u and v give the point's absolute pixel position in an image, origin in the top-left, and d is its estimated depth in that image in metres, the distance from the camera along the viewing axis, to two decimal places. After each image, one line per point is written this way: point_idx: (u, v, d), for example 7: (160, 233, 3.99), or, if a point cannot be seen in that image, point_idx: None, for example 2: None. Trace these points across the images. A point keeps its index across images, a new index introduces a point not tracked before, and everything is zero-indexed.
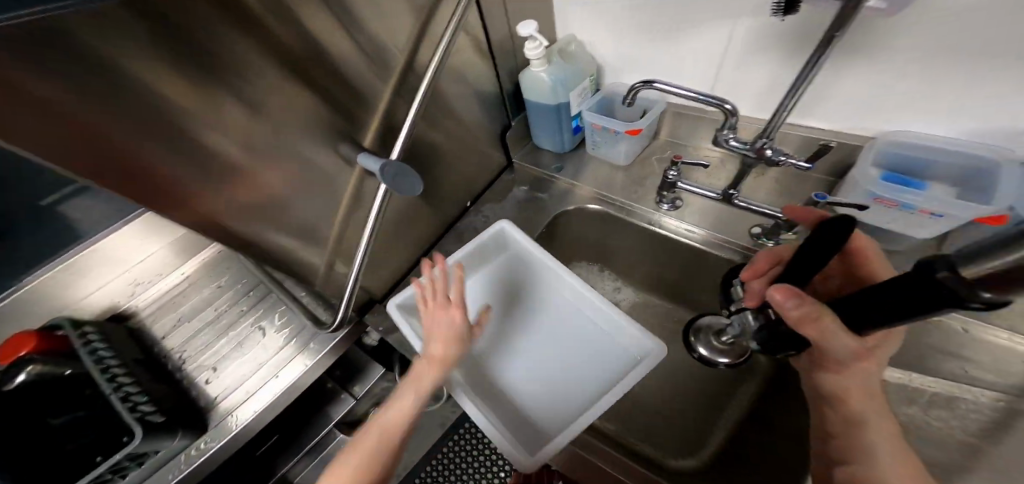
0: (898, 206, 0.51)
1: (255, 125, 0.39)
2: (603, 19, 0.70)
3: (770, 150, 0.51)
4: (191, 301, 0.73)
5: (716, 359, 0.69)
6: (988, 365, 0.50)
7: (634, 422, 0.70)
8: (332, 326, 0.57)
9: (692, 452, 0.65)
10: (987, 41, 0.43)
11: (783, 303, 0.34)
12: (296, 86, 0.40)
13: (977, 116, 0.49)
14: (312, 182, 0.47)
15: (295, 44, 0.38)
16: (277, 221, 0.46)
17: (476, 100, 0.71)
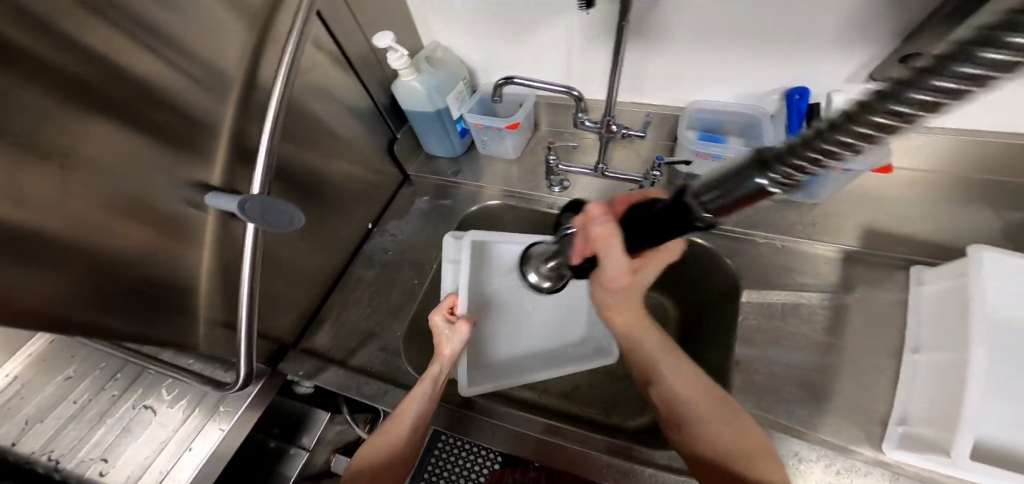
0: (711, 157, 0.65)
1: (68, 177, 0.35)
2: (456, 23, 0.74)
3: (615, 126, 0.59)
4: (35, 402, 0.62)
5: (542, 283, 0.67)
6: (811, 273, 0.63)
7: (594, 394, 0.74)
8: (238, 385, 0.52)
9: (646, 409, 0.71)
10: (737, 13, 0.56)
11: (592, 220, 0.42)
12: (109, 124, 0.38)
13: (754, 72, 0.63)
14: (161, 226, 0.44)
15: (97, 76, 0.36)
16: (127, 282, 0.42)
17: (351, 117, 0.71)
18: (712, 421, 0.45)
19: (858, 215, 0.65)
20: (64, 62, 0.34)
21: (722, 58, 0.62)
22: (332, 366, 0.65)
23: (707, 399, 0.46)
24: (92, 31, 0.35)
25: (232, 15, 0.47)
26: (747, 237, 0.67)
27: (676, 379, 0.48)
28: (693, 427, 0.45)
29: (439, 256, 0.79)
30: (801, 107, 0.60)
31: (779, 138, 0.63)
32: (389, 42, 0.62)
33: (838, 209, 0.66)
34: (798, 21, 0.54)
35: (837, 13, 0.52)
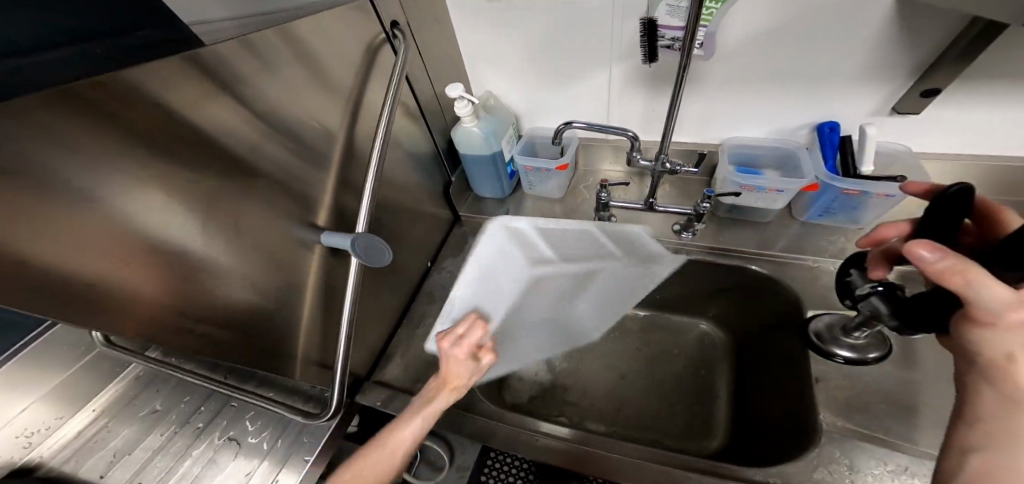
0: (755, 189, 0.69)
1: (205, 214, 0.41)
2: (506, 79, 0.84)
3: (669, 163, 0.65)
4: (121, 435, 0.64)
5: (866, 356, 0.58)
6: None
7: (653, 416, 0.74)
8: (326, 415, 0.53)
9: (710, 433, 0.70)
10: (773, 62, 0.63)
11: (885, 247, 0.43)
12: (241, 169, 0.44)
13: (790, 115, 0.69)
14: (272, 257, 0.50)
15: (240, 131, 0.43)
16: (238, 306, 0.46)
17: (415, 162, 0.78)
18: None
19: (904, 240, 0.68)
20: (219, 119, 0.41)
21: (757, 99, 0.69)
22: (403, 395, 0.67)
23: None
24: (244, 97, 0.42)
25: (337, 77, 0.55)
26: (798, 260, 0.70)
27: None
28: None
29: None
30: (833, 140, 0.66)
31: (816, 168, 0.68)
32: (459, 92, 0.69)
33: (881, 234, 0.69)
34: (830, 66, 0.61)
35: (862, 58, 0.59)
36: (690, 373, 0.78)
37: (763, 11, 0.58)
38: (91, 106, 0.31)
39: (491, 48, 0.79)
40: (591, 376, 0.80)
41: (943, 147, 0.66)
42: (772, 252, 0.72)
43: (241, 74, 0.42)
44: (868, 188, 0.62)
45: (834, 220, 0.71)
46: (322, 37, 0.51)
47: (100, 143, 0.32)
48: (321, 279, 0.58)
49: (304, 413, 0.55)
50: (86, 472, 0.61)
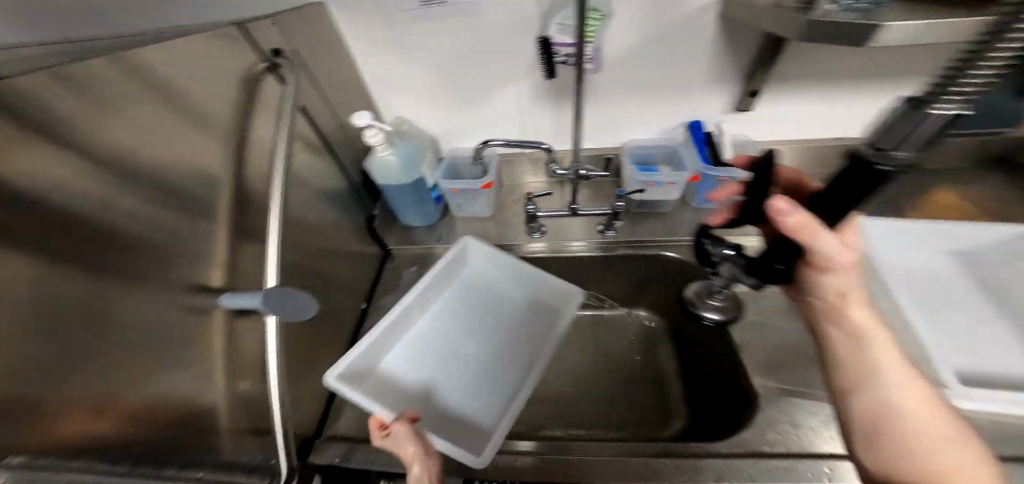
0: (655, 184, 0.78)
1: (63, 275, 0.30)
2: (412, 103, 0.82)
3: (583, 170, 0.70)
4: None
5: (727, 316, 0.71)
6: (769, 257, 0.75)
7: (618, 411, 0.77)
8: None
9: (672, 415, 0.76)
10: (647, 74, 0.73)
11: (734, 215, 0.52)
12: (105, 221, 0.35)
13: (669, 118, 0.81)
14: (165, 322, 0.40)
15: (96, 174, 0.34)
16: (129, 392, 0.35)
17: (327, 197, 0.72)
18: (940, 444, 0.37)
19: None
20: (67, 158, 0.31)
21: (641, 104, 0.78)
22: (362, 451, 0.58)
23: (935, 415, 0.39)
24: (97, 136, 0.34)
25: (216, 108, 0.48)
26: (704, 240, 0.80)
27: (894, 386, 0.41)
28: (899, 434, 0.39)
29: None
30: (700, 136, 0.78)
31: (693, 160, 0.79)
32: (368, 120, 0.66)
33: None
34: (684, 75, 0.73)
35: (710, 64, 0.71)
36: (642, 363, 0.84)
37: (629, 30, 0.67)
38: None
39: (392, 73, 0.77)
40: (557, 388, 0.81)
41: (781, 130, 0.82)
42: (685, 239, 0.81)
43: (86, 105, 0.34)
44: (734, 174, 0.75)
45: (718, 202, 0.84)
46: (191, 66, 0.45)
47: None
48: (232, 342, 0.49)
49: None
50: None
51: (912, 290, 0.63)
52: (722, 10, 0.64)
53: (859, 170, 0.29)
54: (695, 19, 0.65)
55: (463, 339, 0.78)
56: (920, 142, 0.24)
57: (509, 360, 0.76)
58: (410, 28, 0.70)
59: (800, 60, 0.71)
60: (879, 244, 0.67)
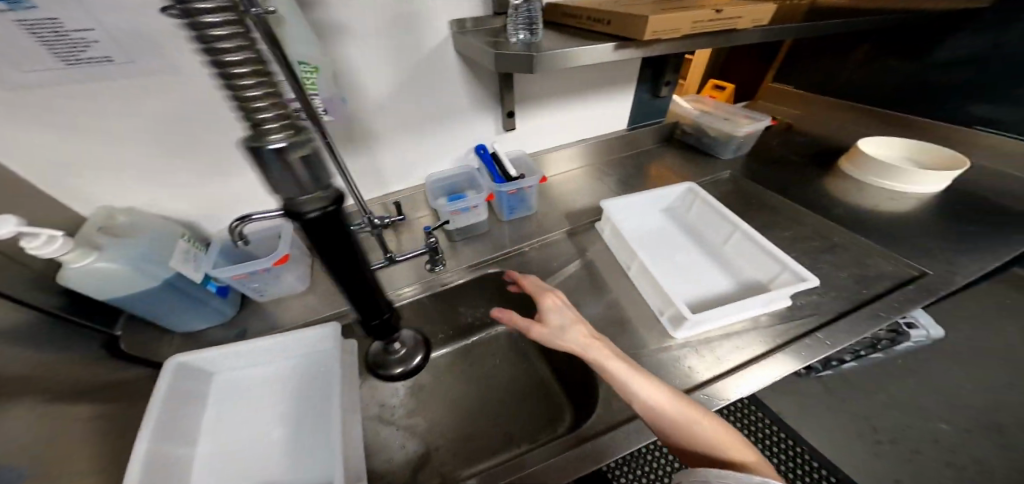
0: (461, 210, 0.83)
1: None
2: (136, 185, 0.63)
3: (375, 218, 0.63)
4: None
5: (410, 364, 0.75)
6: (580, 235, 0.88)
7: (511, 426, 0.78)
8: None
9: (553, 402, 0.81)
10: (415, 111, 0.77)
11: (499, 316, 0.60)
12: None
13: (451, 150, 0.87)
14: None
15: None
16: None
17: (25, 336, 0.48)
18: (699, 425, 0.49)
19: (568, 200, 0.97)
20: None
21: (421, 137, 0.82)
22: None
23: (687, 404, 0.51)
24: None
25: None
26: (526, 246, 0.87)
27: (653, 392, 0.51)
28: (685, 428, 0.49)
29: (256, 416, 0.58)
30: (486, 157, 0.86)
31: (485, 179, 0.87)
32: (15, 227, 0.44)
33: (559, 202, 0.97)
34: (439, 110, 0.80)
35: (467, 92, 0.80)
36: (512, 371, 0.88)
37: (381, 70, 0.69)
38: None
39: (78, 154, 0.57)
40: (449, 433, 0.77)
41: (544, 139, 0.98)
42: (512, 249, 0.85)
43: None
44: (521, 186, 0.84)
45: (519, 212, 0.93)
46: None
47: None
48: None
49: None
50: None
51: (649, 242, 0.83)
52: (455, 45, 0.73)
53: (310, 229, 0.41)
54: (437, 56, 0.73)
55: (268, 424, 0.57)
56: (310, 178, 0.37)
57: (315, 418, 0.58)
58: (86, 92, 0.54)
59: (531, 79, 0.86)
60: (624, 213, 0.87)
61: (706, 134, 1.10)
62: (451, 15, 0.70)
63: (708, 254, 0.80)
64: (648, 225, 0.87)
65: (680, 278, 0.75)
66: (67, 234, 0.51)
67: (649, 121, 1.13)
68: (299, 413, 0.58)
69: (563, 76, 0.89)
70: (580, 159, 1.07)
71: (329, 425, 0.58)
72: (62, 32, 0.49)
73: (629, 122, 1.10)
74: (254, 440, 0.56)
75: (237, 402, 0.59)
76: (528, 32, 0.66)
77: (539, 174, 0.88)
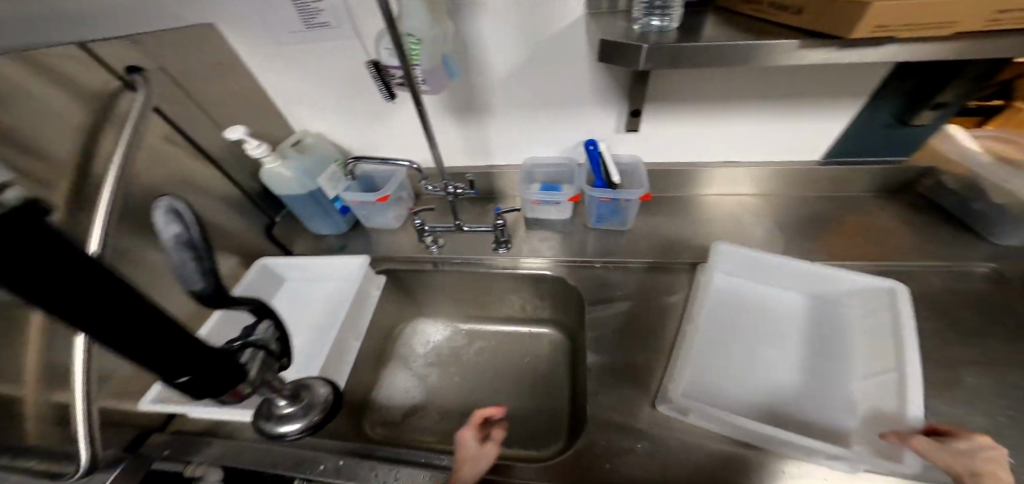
0: (541, 202, 0.80)
1: None
2: (314, 117, 0.86)
3: (452, 187, 0.76)
4: None
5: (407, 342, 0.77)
6: (666, 276, 0.72)
7: (507, 421, 0.76)
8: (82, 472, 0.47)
9: (557, 422, 0.74)
10: (533, 95, 0.75)
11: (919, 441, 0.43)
12: None
13: (558, 141, 0.83)
14: None
15: None
16: None
17: (222, 204, 0.76)
18: None
19: (678, 227, 0.80)
20: None
21: (532, 122, 0.79)
22: (208, 442, 0.60)
23: None
24: None
25: (76, 102, 0.55)
26: (604, 264, 0.76)
27: None
28: None
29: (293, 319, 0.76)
30: (594, 155, 0.74)
31: (586, 177, 0.82)
32: (242, 134, 0.67)
33: (666, 226, 0.80)
34: (560, 96, 0.74)
35: (591, 84, 0.71)
36: (540, 374, 0.83)
37: (503, 49, 0.68)
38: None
39: (279, 89, 0.80)
40: (459, 392, 0.82)
41: (681, 151, 0.81)
42: (583, 260, 0.78)
43: None
44: (616, 196, 0.73)
45: (609, 223, 0.81)
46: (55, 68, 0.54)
47: None
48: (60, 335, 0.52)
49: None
50: None
51: (750, 313, 0.67)
52: (586, 29, 0.63)
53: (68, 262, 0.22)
54: (564, 40, 0.65)
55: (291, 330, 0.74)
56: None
57: (318, 339, 0.71)
58: (303, 47, 0.72)
59: (675, 79, 0.68)
60: (745, 267, 0.71)
61: (980, 195, 0.69)
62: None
63: (813, 372, 0.59)
64: (770, 296, 0.69)
65: (741, 368, 0.61)
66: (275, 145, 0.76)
67: (868, 157, 0.78)
68: (310, 331, 0.73)
69: (739, 79, 0.67)
70: (728, 185, 0.84)
71: (319, 348, 0.69)
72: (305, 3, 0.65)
73: (827, 154, 0.79)
74: None
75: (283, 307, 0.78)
76: (662, 16, 0.52)
77: (647, 189, 0.73)
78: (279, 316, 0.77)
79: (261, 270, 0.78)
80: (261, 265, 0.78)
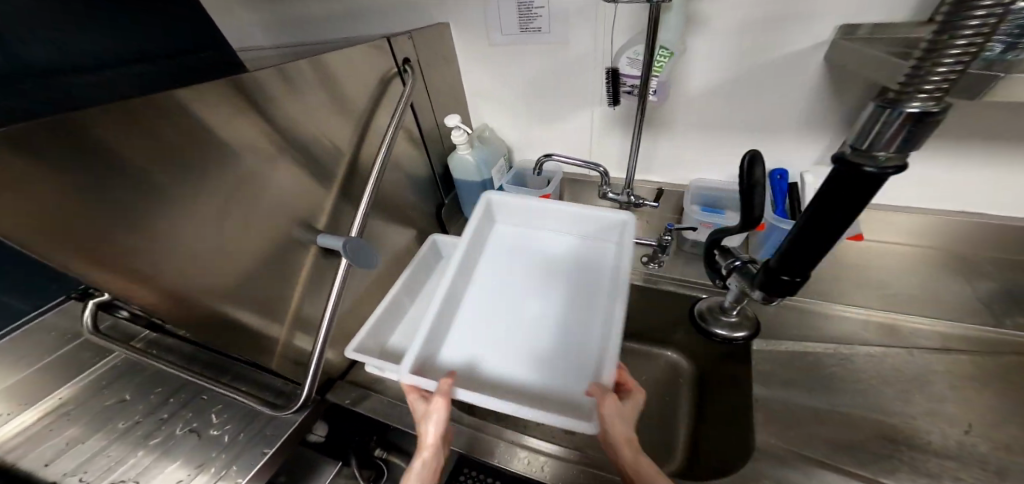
0: (714, 225, 0.75)
1: (217, 194, 0.48)
2: (493, 113, 0.93)
3: (634, 197, 0.74)
4: (72, 430, 0.58)
5: (734, 337, 0.65)
6: (858, 327, 0.64)
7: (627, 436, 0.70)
8: (295, 404, 0.54)
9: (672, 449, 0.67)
10: (725, 117, 0.75)
11: None
12: (242, 165, 0.50)
13: (731, 167, 0.81)
14: (267, 240, 0.55)
15: (252, 132, 0.51)
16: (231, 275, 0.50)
17: (415, 182, 0.84)
18: None
19: (875, 273, 0.70)
20: (241, 119, 0.49)
21: (726, 140, 0.78)
22: (375, 395, 0.66)
23: None
24: (266, 108, 0.52)
25: (354, 86, 0.66)
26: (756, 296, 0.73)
27: None
28: None
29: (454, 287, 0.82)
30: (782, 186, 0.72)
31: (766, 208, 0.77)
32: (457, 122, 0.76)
33: (861, 272, 0.71)
34: (752, 121, 0.74)
35: (806, 107, 0.69)
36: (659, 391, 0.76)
37: (717, 64, 0.69)
38: (155, 111, 0.40)
39: (475, 85, 0.90)
40: None
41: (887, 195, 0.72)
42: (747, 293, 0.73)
43: (283, 89, 0.54)
44: None
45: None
46: (352, 59, 0.65)
47: (150, 124, 0.40)
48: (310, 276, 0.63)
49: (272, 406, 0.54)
50: (33, 461, 0.55)
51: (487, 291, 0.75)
52: (827, 53, 0.62)
53: (843, 182, 0.30)
54: (793, 61, 0.65)
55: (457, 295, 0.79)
56: (896, 140, 0.26)
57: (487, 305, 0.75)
58: (511, 47, 0.80)
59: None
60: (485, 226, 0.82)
61: None
62: (843, 19, 0.59)
63: (583, 297, 0.73)
64: (601, 250, 0.78)
65: (530, 293, 0.75)
66: (468, 135, 0.83)
67: None
68: (476, 297, 0.77)
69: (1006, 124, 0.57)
70: None
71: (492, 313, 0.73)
72: (529, 9, 0.73)
73: None
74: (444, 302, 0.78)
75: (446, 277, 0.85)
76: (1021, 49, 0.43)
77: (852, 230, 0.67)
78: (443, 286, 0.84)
79: (423, 248, 0.86)
80: (424, 244, 0.87)
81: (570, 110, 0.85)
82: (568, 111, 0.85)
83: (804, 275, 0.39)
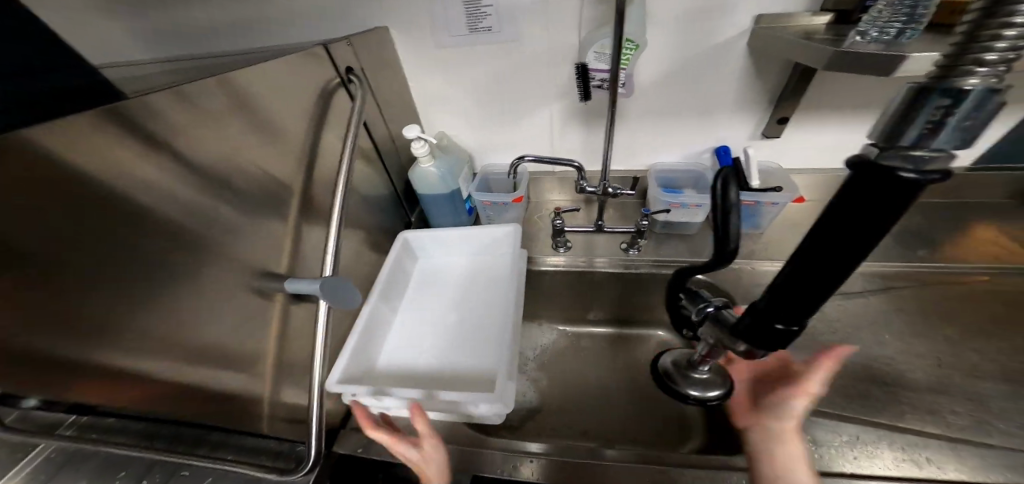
0: (680, 205, 0.80)
1: (158, 248, 0.39)
2: (446, 119, 0.89)
3: (610, 188, 0.76)
4: None
5: (709, 396, 0.67)
6: None
7: (643, 425, 0.72)
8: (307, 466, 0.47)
9: (691, 431, 0.70)
10: (675, 104, 0.80)
11: None
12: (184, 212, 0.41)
13: (685, 150, 0.87)
14: (228, 294, 0.47)
15: (189, 171, 0.42)
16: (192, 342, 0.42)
17: (376, 200, 0.78)
18: None
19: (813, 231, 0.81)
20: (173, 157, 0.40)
21: (678, 125, 0.83)
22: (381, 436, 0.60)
23: None
24: (202, 141, 0.44)
25: (297, 105, 0.58)
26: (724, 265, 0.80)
27: None
28: None
29: (434, 302, 0.79)
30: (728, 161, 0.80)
31: None
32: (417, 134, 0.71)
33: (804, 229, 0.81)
34: (699, 106, 0.79)
35: (742, 91, 0.76)
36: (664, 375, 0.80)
37: (664, 55, 0.73)
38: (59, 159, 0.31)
39: (423, 91, 0.85)
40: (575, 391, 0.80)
41: (810, 160, 0.84)
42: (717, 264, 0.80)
43: (218, 117, 0.46)
44: (760, 199, 0.77)
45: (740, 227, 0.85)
46: (291, 74, 0.57)
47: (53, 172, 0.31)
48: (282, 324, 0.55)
49: (279, 471, 0.47)
50: None
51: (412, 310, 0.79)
52: (748, 41, 0.69)
53: (870, 183, 0.27)
54: (727, 49, 0.71)
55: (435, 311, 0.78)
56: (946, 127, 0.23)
57: (466, 324, 0.75)
58: (458, 49, 0.76)
59: (836, 86, 0.73)
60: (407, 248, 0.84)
61: None
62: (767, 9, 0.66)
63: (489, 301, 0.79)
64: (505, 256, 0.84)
65: (449, 302, 0.79)
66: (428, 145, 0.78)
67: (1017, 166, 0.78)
68: (456, 316, 0.77)
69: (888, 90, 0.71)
70: None
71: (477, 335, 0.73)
72: (477, 8, 0.70)
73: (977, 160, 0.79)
74: (424, 321, 0.77)
75: (421, 289, 0.83)
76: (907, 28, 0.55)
77: (794, 192, 0.77)
78: (419, 297, 0.81)
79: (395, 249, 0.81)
80: (396, 243, 0.81)
81: (528, 110, 0.84)
82: (525, 111, 0.84)
83: (797, 325, 0.38)
